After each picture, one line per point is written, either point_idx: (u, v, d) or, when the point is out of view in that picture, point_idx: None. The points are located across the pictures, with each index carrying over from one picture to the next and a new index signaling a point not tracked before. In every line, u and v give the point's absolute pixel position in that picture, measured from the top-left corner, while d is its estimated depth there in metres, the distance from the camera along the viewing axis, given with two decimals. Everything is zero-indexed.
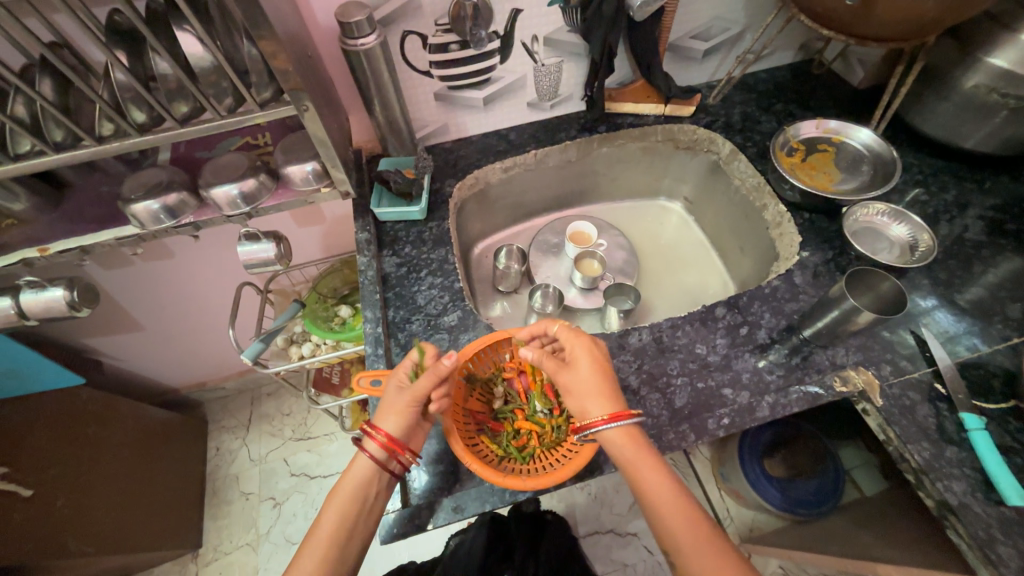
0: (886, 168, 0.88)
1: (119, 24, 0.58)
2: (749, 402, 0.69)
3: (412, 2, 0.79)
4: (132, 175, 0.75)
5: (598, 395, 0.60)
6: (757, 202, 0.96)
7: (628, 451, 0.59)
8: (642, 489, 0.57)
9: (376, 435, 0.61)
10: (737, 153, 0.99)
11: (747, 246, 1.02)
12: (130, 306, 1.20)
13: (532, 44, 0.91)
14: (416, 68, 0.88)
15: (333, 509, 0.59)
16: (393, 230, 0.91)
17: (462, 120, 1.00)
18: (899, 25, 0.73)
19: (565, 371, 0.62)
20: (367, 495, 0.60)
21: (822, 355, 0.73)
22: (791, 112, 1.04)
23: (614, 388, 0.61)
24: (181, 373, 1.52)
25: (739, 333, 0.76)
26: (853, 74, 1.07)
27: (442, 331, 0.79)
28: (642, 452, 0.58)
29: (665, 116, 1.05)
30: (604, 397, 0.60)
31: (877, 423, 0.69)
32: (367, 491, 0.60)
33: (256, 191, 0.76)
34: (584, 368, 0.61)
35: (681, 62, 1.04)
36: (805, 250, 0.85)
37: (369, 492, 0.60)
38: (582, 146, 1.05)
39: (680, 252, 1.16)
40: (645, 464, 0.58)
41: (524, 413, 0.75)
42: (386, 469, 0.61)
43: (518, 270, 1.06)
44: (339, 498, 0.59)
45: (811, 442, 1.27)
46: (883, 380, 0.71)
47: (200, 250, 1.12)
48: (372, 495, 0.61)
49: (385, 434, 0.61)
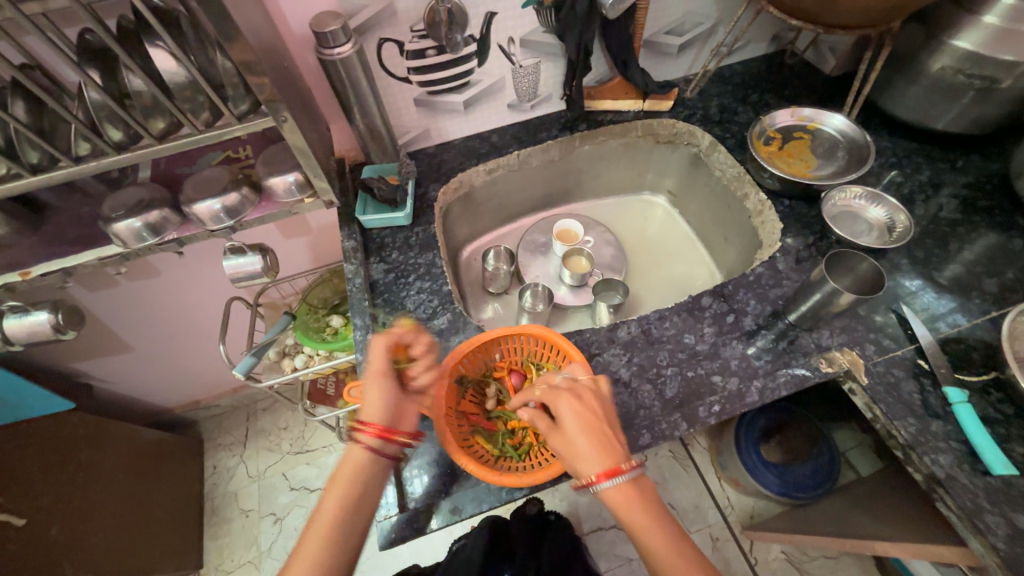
0: (861, 152, 0.90)
1: (92, 43, 0.58)
2: (739, 388, 0.70)
3: (386, 9, 0.80)
4: (112, 194, 0.74)
5: (596, 452, 0.57)
6: (738, 191, 0.98)
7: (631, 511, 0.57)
8: (648, 548, 0.56)
9: (367, 420, 0.59)
10: (716, 144, 1.01)
11: (732, 236, 1.03)
12: (118, 327, 1.19)
13: (509, 46, 0.92)
14: (394, 74, 0.88)
15: (332, 494, 0.57)
16: (379, 237, 0.91)
17: (443, 124, 1.01)
18: (864, 12, 0.75)
19: (554, 432, 0.60)
20: (367, 479, 0.58)
21: (807, 338, 0.74)
22: (767, 102, 1.06)
23: (611, 442, 0.58)
24: (174, 392, 1.50)
25: (726, 321, 0.77)
26: (825, 62, 1.09)
27: (433, 334, 0.79)
28: (650, 515, 0.57)
29: (644, 111, 1.06)
30: (602, 453, 0.57)
31: (863, 402, 0.70)
32: (366, 473, 0.58)
33: (239, 204, 0.76)
34: (574, 427, 0.58)
35: (657, 58, 1.06)
36: (786, 236, 0.86)
37: (367, 477, 0.59)
38: (564, 144, 1.06)
39: (667, 245, 1.17)
40: (647, 519, 0.57)
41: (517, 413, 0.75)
42: (386, 454, 0.60)
43: (507, 271, 1.07)
44: (336, 485, 0.58)
45: (806, 426, 1.28)
46: (868, 359, 0.72)
47: (187, 267, 1.11)
48: (374, 476, 0.59)
49: (376, 416, 0.60)
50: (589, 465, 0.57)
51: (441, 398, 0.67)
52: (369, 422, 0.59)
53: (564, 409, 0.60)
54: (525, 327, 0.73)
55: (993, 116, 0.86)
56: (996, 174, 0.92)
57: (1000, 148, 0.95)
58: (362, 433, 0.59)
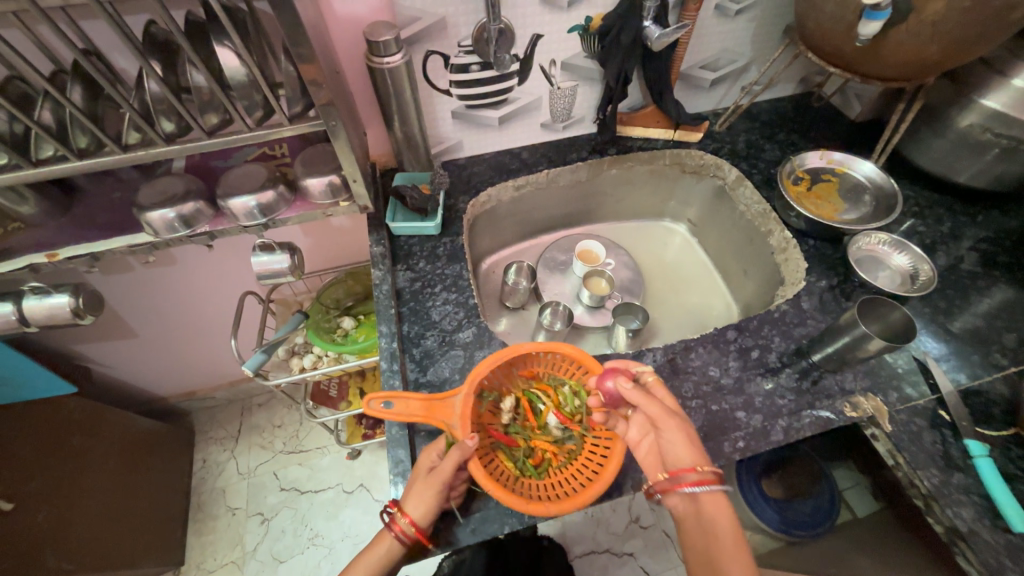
0: (888, 200, 0.92)
1: (156, 36, 0.59)
2: (763, 425, 0.70)
3: (438, 23, 0.81)
4: (148, 183, 0.74)
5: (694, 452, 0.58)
6: (762, 227, 0.99)
7: (720, 521, 0.54)
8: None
9: (410, 514, 0.61)
10: (743, 180, 1.03)
11: (751, 270, 1.04)
12: (126, 312, 1.17)
13: (550, 68, 0.94)
14: (436, 86, 0.90)
15: (360, 566, 0.62)
16: (407, 245, 0.91)
17: (477, 137, 1.01)
18: (904, 65, 0.77)
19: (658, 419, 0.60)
20: (393, 562, 0.63)
21: (831, 380, 0.75)
22: (794, 142, 1.08)
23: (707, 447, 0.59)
24: (171, 382, 1.48)
25: (750, 356, 0.77)
26: (851, 108, 1.12)
27: (457, 348, 0.79)
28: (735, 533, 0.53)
29: (674, 141, 1.08)
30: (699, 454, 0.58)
31: (886, 448, 0.70)
32: (392, 556, 0.63)
33: (273, 203, 0.76)
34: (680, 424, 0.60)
35: (690, 90, 1.08)
36: (811, 275, 0.88)
37: (394, 559, 0.63)
38: (592, 167, 1.07)
39: (684, 273, 1.18)
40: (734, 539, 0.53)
41: (539, 429, 0.75)
42: (415, 545, 0.63)
43: (527, 287, 1.07)
44: (367, 560, 0.62)
45: (808, 463, 1.28)
46: (891, 406, 0.72)
47: (204, 258, 1.10)
48: (397, 557, 0.63)
49: (414, 517, 0.61)
50: (684, 460, 0.57)
51: (467, 417, 0.66)
52: (408, 518, 0.61)
53: (675, 409, 0.61)
54: (555, 343, 0.71)
55: (1015, 175, 0.89)
56: (1015, 231, 0.94)
57: (1018, 206, 0.97)
58: (398, 524, 0.62)
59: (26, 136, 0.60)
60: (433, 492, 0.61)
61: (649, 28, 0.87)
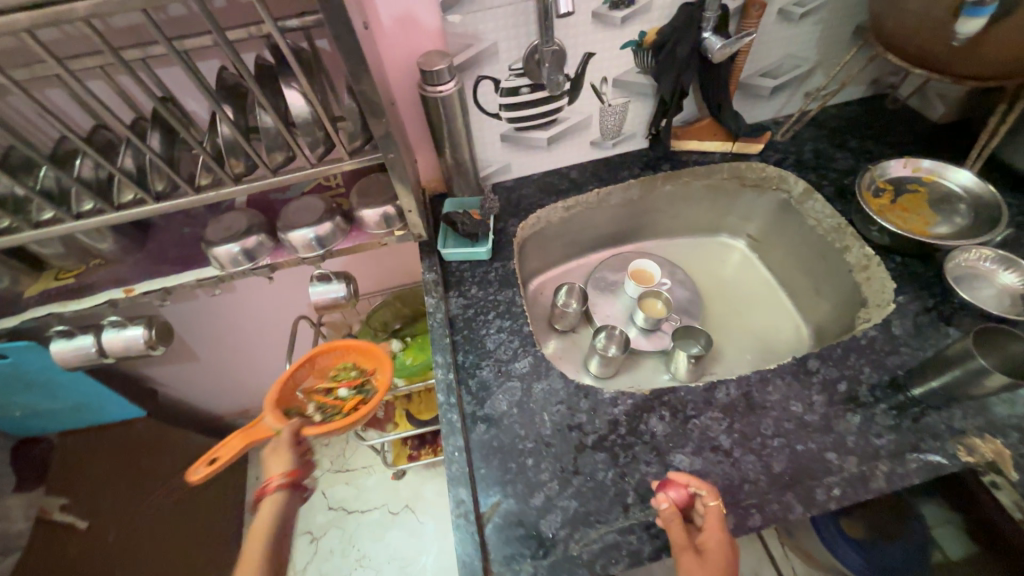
0: (989, 211, 0.82)
1: (228, 81, 0.61)
2: (860, 470, 0.63)
3: (489, 48, 0.80)
4: (215, 219, 0.76)
5: None
6: (837, 243, 0.91)
7: None
8: None
9: (277, 474, 0.66)
10: (812, 193, 0.95)
11: (824, 289, 0.96)
12: (189, 337, 1.22)
13: (601, 86, 0.91)
14: (486, 110, 0.89)
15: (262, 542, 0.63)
16: (458, 270, 0.90)
17: (525, 158, 1.00)
18: (1008, 62, 0.69)
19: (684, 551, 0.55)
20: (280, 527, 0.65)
21: (937, 417, 0.66)
22: (867, 149, 1.00)
23: None
24: (228, 403, 1.53)
25: (837, 390, 0.70)
26: (932, 109, 1.02)
27: (514, 379, 0.75)
28: None
29: (732, 154, 1.02)
30: None
31: (1011, 500, 0.61)
32: (287, 512, 0.66)
33: (330, 234, 0.77)
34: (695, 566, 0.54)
35: (749, 99, 1.02)
36: (901, 297, 0.79)
37: (286, 517, 0.66)
38: (645, 184, 1.03)
39: (746, 292, 1.11)
40: None
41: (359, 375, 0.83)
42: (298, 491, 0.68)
43: (578, 310, 1.03)
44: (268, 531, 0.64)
45: (892, 499, 1.16)
46: (1013, 449, 0.63)
47: (261, 285, 1.14)
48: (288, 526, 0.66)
49: (276, 473, 0.67)
50: None
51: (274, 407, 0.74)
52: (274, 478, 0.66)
53: (715, 553, 0.55)
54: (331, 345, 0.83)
55: None
56: None
57: None
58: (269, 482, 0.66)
59: (110, 182, 0.63)
60: (283, 450, 0.68)
61: (708, 39, 0.83)
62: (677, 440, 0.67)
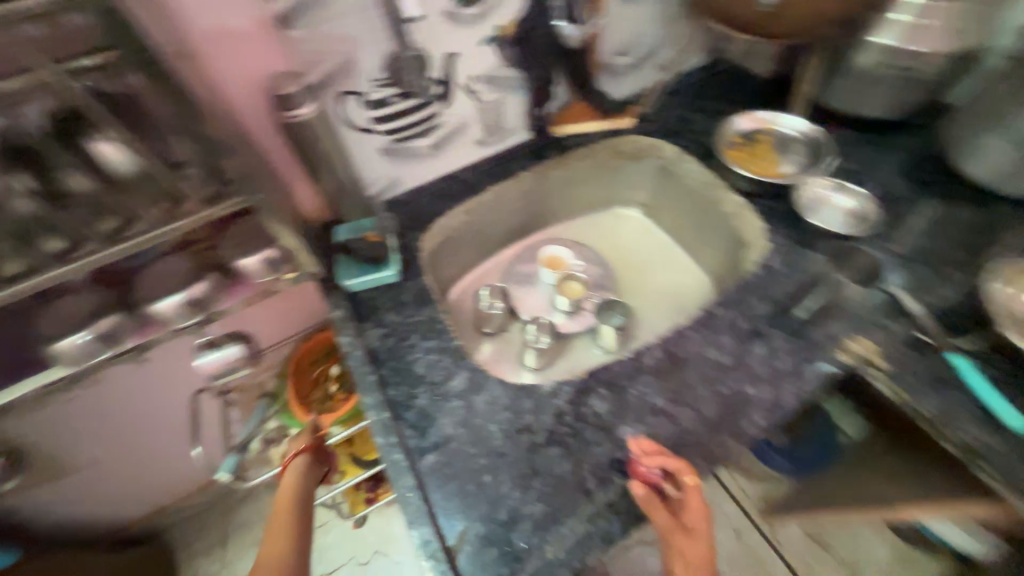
0: (818, 148, 0.97)
1: (17, 145, 0.49)
2: (773, 394, 0.71)
3: (344, 62, 0.75)
4: (49, 310, 0.63)
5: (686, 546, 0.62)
6: (712, 197, 1.01)
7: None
8: None
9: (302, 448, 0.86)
10: (683, 155, 1.04)
11: (711, 239, 1.06)
12: (57, 450, 1.00)
13: (472, 85, 0.90)
14: (358, 127, 0.83)
15: (284, 499, 0.80)
16: (368, 299, 0.84)
17: (413, 169, 0.96)
18: (806, 20, 0.81)
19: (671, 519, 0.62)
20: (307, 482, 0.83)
21: (819, 331, 0.77)
22: (719, 108, 1.11)
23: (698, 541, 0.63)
24: (133, 507, 1.30)
25: (741, 328, 0.77)
26: (760, 65, 1.16)
27: (452, 399, 0.73)
28: None
29: (609, 131, 1.08)
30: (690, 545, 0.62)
31: (886, 384, 0.72)
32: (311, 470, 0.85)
33: (208, 295, 0.69)
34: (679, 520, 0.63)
35: (612, 78, 1.08)
36: (771, 234, 0.90)
37: (305, 482, 0.83)
38: (539, 174, 1.05)
39: (649, 256, 1.19)
40: None
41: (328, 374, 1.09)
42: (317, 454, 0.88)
43: (502, 309, 1.02)
44: (292, 486, 0.81)
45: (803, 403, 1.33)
46: (877, 342, 0.75)
47: (139, 367, 0.97)
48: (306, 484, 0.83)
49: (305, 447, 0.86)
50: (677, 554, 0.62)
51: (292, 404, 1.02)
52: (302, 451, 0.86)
53: (693, 515, 0.64)
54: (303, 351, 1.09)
55: (916, 99, 0.96)
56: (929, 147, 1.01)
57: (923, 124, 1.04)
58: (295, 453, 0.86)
59: None
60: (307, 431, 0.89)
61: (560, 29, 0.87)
62: (619, 413, 0.70)
